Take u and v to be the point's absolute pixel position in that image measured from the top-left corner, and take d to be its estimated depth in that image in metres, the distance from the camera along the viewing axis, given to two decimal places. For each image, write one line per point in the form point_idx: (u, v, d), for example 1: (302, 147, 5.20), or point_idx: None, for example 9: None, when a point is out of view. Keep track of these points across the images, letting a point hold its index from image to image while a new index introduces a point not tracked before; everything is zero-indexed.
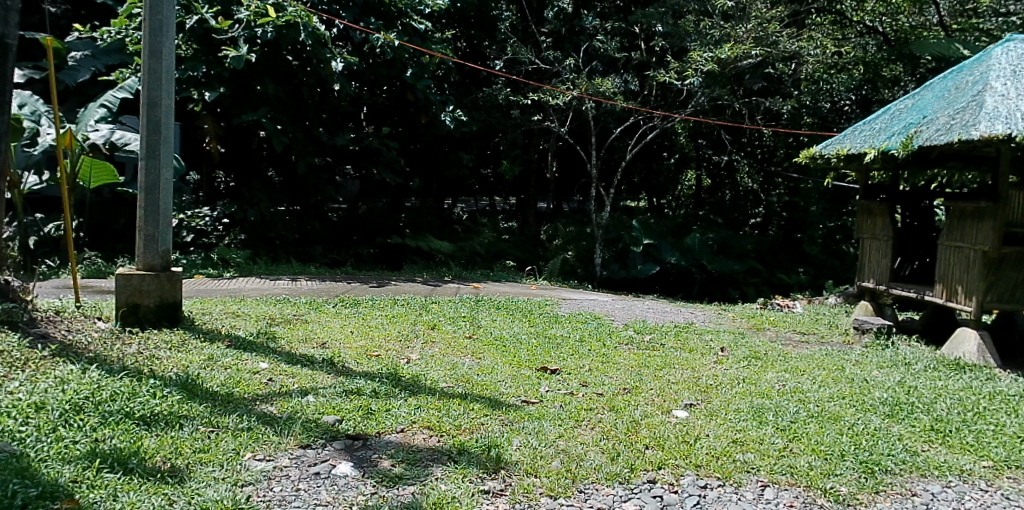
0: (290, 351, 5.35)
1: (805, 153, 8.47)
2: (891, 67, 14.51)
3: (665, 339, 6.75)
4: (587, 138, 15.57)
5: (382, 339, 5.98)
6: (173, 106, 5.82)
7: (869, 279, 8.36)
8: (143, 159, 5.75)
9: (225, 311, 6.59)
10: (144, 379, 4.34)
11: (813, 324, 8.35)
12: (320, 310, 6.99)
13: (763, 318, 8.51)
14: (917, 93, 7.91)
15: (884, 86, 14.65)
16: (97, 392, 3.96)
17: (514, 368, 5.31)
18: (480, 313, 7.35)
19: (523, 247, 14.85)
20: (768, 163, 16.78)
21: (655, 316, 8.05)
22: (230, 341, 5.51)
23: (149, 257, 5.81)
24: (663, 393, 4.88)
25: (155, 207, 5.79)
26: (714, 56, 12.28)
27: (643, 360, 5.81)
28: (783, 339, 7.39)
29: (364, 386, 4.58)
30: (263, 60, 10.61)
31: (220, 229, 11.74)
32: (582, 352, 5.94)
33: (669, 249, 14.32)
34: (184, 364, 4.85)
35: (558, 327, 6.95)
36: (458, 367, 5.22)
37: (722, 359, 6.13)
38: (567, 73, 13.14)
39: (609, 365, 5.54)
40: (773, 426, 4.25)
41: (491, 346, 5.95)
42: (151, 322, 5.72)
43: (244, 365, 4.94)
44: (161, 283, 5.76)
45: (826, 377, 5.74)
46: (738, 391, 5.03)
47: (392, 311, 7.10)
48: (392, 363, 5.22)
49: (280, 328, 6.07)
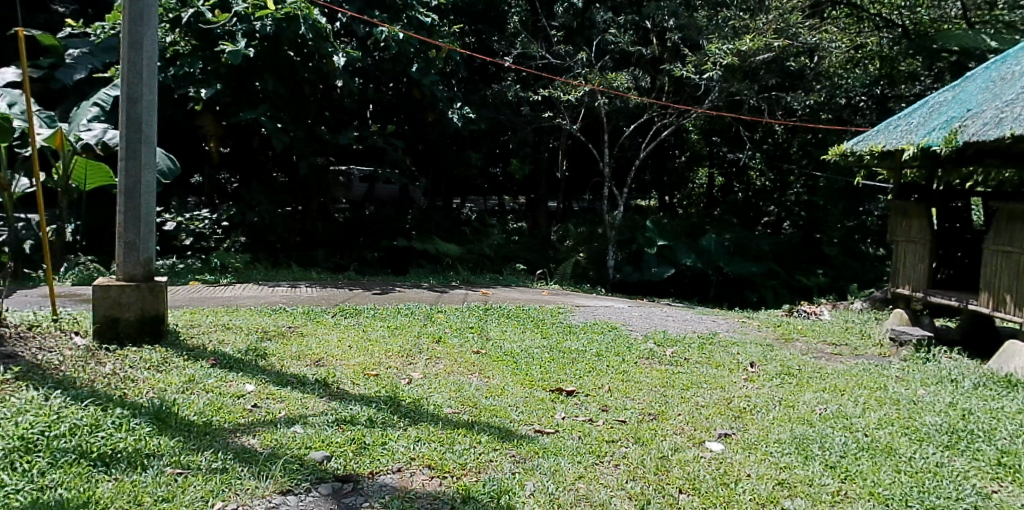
0: (280, 371, 4.87)
1: (835, 150, 7.93)
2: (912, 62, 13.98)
3: (688, 353, 6.23)
4: (599, 136, 15.04)
5: (382, 355, 5.49)
6: (156, 103, 5.36)
7: (903, 285, 7.80)
8: (123, 159, 5.28)
9: (215, 323, 6.12)
10: (112, 408, 3.89)
11: (844, 334, 7.81)
12: (317, 321, 6.52)
13: (791, 327, 7.97)
14: (957, 85, 7.38)
15: (902, 80, 14.27)
16: (54, 425, 3.52)
17: (527, 389, 4.81)
18: (489, 324, 6.86)
19: (533, 248, 14.37)
20: (781, 162, 16.15)
21: (675, 325, 7.54)
22: (216, 359, 5.04)
23: (130, 267, 5.33)
24: (694, 420, 4.39)
25: (136, 211, 5.32)
26: (734, 49, 11.75)
27: (667, 378, 5.33)
28: (815, 351, 6.87)
29: (359, 413, 4.10)
30: (261, 54, 10.13)
31: (220, 233, 11.25)
32: (600, 369, 5.45)
33: (684, 251, 13.81)
34: (160, 388, 4.39)
35: (572, 340, 6.43)
36: (465, 388, 4.73)
37: (753, 376, 5.63)
38: (578, 68, 12.61)
39: (630, 385, 5.05)
40: (821, 462, 3.81)
41: (501, 362, 5.45)
42: (132, 339, 5.25)
43: (228, 388, 4.47)
44: (142, 294, 5.30)
45: (869, 398, 5.23)
46: (774, 417, 4.56)
47: (394, 323, 6.61)
48: (392, 384, 4.74)
49: (271, 343, 5.58)
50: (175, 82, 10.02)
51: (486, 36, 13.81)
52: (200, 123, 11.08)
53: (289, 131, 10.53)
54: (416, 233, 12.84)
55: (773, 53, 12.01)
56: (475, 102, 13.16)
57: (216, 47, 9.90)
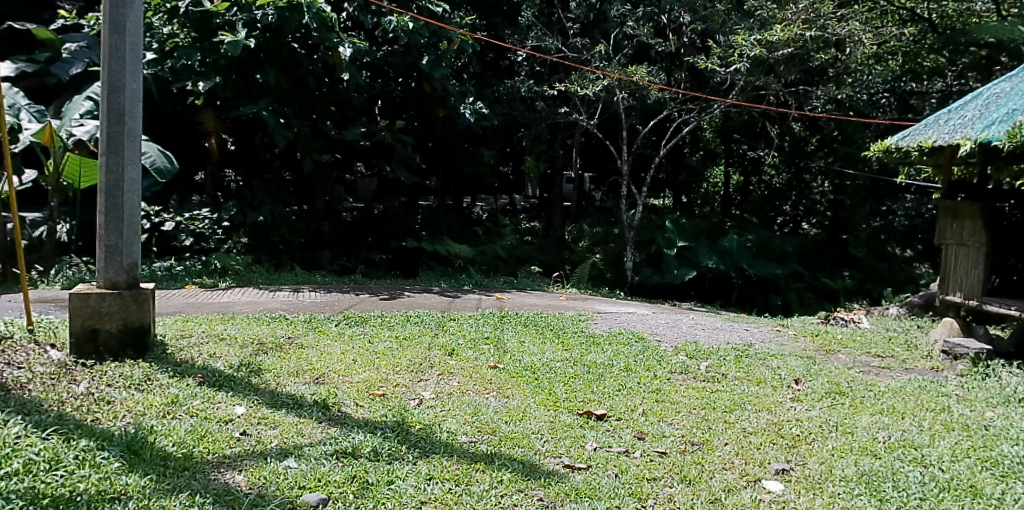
0: (275, 391, 4.35)
1: (878, 146, 7.42)
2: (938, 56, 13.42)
3: (724, 367, 5.69)
4: (617, 133, 14.49)
5: (389, 370, 4.96)
6: (141, 92, 4.85)
7: (955, 292, 7.22)
8: (105, 154, 4.77)
9: (208, 333, 5.62)
10: (76, 439, 3.38)
11: (887, 345, 7.23)
12: (320, 330, 6.01)
13: (830, 337, 7.40)
14: (1015, 75, 6.79)
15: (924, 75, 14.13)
16: (5, 461, 3.02)
17: (552, 412, 4.27)
18: (505, 333, 6.31)
19: (548, 249, 13.84)
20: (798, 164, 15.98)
21: (706, 335, 6.98)
22: (204, 376, 4.53)
23: (112, 273, 4.82)
24: (744, 452, 3.85)
25: (119, 212, 4.81)
26: (761, 39, 11.18)
27: (706, 398, 4.78)
28: (860, 365, 6.33)
29: (362, 444, 3.58)
30: (263, 46, 9.62)
31: (221, 233, 10.77)
32: (630, 387, 4.91)
33: (706, 252, 13.25)
34: (138, 412, 3.88)
35: (596, 353, 5.86)
36: (482, 411, 4.20)
37: (800, 396, 5.10)
38: (595, 61, 12.08)
39: (666, 407, 4.52)
40: (898, 507, 3.25)
41: (521, 379, 4.91)
42: (113, 352, 4.75)
43: (215, 412, 3.96)
44: (125, 302, 4.80)
45: (934, 422, 4.68)
46: (833, 448, 4.05)
47: (403, 332, 6.08)
48: (399, 405, 4.22)
49: (268, 357, 5.06)
50: (173, 75, 9.53)
51: (499, 28, 13.28)
52: (201, 119, 10.61)
53: (293, 126, 10.02)
54: (426, 233, 12.34)
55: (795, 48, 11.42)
56: (488, 97, 12.67)
57: (215, 37, 9.38)
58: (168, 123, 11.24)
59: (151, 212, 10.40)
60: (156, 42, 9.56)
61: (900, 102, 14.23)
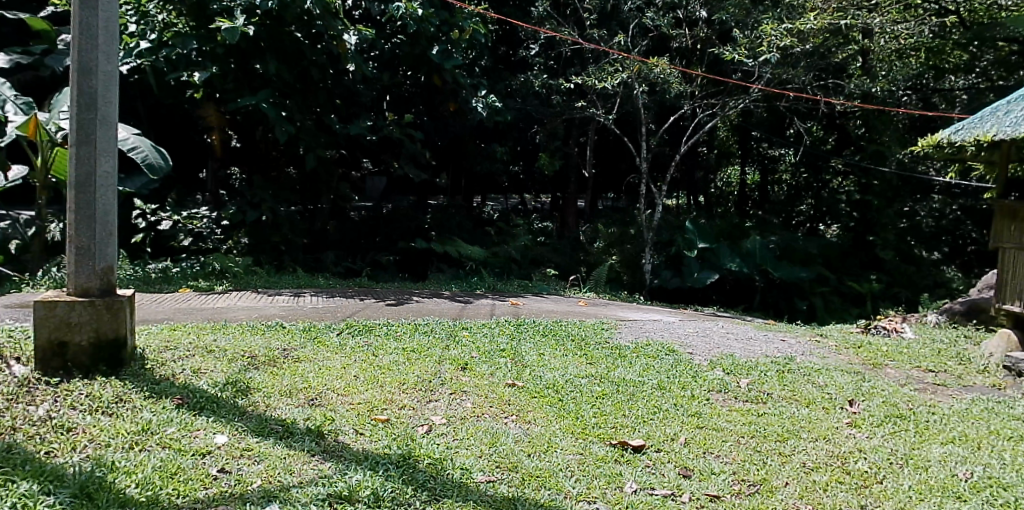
0: (263, 415, 3.81)
1: (929, 141, 6.86)
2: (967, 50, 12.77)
3: (767, 385, 5.11)
4: (634, 129, 13.89)
5: (394, 389, 4.39)
6: (116, 75, 4.31)
7: (1013, 301, 6.61)
8: (74, 144, 4.23)
9: (196, 345, 5.07)
10: (15, 482, 2.84)
11: (938, 358, 6.62)
12: (318, 341, 5.44)
13: (875, 349, 6.78)
14: None
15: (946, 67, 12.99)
16: None
17: (580, 442, 3.71)
18: (523, 345, 5.73)
19: (563, 250, 13.26)
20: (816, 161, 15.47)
21: (741, 346, 6.39)
22: (183, 398, 3.97)
23: (84, 278, 4.29)
24: (809, 497, 3.31)
25: (90, 209, 4.26)
26: (792, 29, 10.58)
27: (755, 425, 4.21)
28: (914, 383, 5.74)
29: (360, 485, 3.03)
30: (263, 34, 9.10)
31: (220, 233, 10.28)
32: (667, 410, 4.33)
33: (728, 254, 12.63)
34: (101, 443, 3.36)
35: (624, 367, 5.28)
36: (501, 441, 3.63)
37: (857, 421, 4.54)
38: (614, 53, 11.48)
39: (711, 435, 3.96)
40: None
41: (543, 400, 4.34)
42: (83, 368, 4.22)
43: (191, 442, 3.41)
44: (97, 312, 4.27)
45: (1016, 454, 4.09)
46: (910, 489, 3.49)
47: (410, 344, 5.50)
48: (405, 433, 3.66)
49: (258, 374, 4.50)
50: (168, 65, 9.04)
51: (511, 19, 12.70)
52: (201, 113, 10.12)
53: (296, 120, 9.53)
54: (435, 233, 11.80)
55: (812, 45, 10.96)
56: (500, 91, 12.12)
57: (213, 24, 8.90)
58: (167, 117, 10.76)
59: (147, 210, 10.08)
60: (151, 30, 8.97)
61: (925, 100, 13.69)
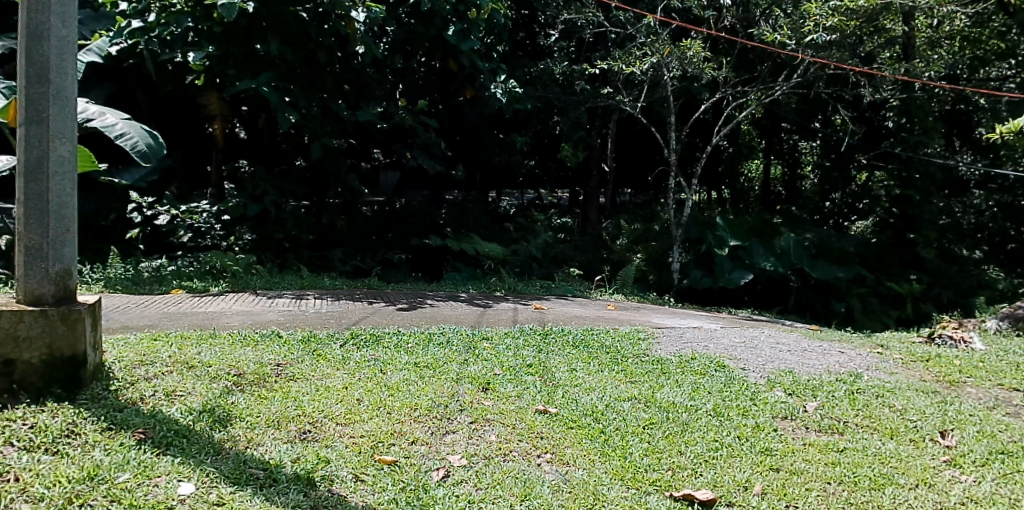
0: (242, 455, 3.11)
1: (1010, 126, 5.99)
2: (1006, 38, 11.62)
3: (840, 411, 4.36)
4: (661, 120, 13.06)
5: (404, 416, 3.67)
6: (71, 42, 3.61)
7: None
8: (22, 124, 3.54)
9: (177, 359, 4.38)
10: None
11: (1019, 374, 5.81)
12: (318, 355, 4.72)
13: (947, 363, 5.99)
14: None
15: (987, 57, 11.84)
16: None
17: (633, 493, 3.02)
18: (552, 359, 5.01)
19: (585, 247, 12.51)
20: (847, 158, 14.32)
21: (797, 359, 5.64)
22: (146, 433, 3.26)
23: (36, 282, 3.59)
24: None
25: (43, 200, 3.58)
26: (840, 6, 9.88)
27: (840, 466, 3.47)
28: (1005, 406, 4.96)
29: None
30: (265, 12, 8.46)
31: (221, 228, 9.62)
32: (732, 446, 3.58)
33: (762, 253, 11.83)
34: (33, 495, 2.66)
35: (671, 387, 4.53)
36: (535, 492, 2.95)
37: (956, 459, 3.78)
38: (641, 36, 10.57)
39: (791, 483, 3.23)
40: None
41: (581, 432, 3.61)
42: (33, 391, 3.51)
43: (146, 495, 2.71)
44: (50, 324, 3.54)
45: None
46: None
47: (424, 358, 4.79)
48: (416, 482, 2.96)
49: (242, 398, 3.79)
50: (162, 46, 8.38)
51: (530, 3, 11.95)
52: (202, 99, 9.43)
53: (300, 106, 8.91)
54: (451, 229, 11.11)
55: (842, 34, 10.15)
56: (520, 78, 11.42)
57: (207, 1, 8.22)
58: (168, 104, 10.12)
59: (143, 204, 9.41)
60: (148, 10, 8.26)
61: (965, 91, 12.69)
